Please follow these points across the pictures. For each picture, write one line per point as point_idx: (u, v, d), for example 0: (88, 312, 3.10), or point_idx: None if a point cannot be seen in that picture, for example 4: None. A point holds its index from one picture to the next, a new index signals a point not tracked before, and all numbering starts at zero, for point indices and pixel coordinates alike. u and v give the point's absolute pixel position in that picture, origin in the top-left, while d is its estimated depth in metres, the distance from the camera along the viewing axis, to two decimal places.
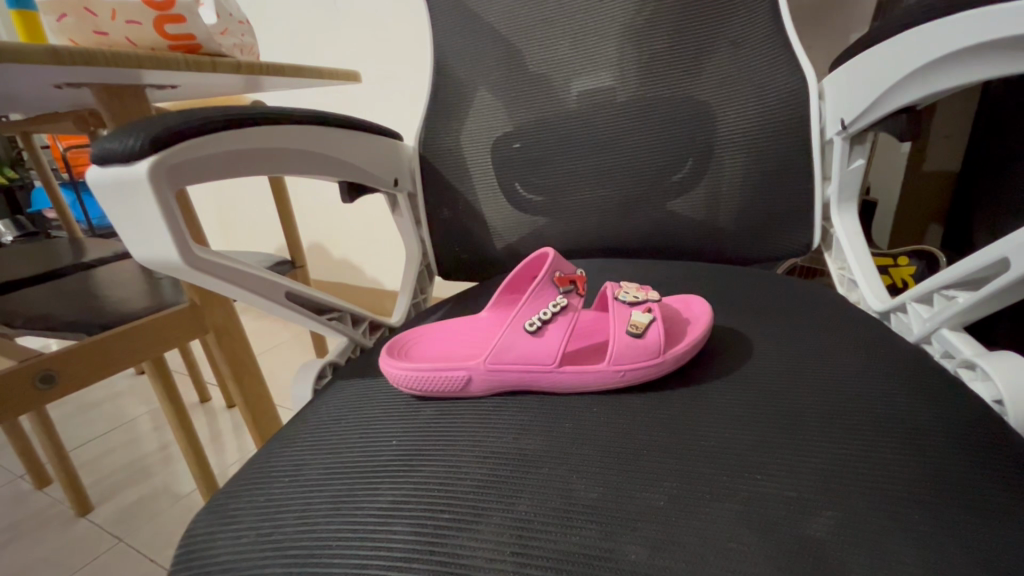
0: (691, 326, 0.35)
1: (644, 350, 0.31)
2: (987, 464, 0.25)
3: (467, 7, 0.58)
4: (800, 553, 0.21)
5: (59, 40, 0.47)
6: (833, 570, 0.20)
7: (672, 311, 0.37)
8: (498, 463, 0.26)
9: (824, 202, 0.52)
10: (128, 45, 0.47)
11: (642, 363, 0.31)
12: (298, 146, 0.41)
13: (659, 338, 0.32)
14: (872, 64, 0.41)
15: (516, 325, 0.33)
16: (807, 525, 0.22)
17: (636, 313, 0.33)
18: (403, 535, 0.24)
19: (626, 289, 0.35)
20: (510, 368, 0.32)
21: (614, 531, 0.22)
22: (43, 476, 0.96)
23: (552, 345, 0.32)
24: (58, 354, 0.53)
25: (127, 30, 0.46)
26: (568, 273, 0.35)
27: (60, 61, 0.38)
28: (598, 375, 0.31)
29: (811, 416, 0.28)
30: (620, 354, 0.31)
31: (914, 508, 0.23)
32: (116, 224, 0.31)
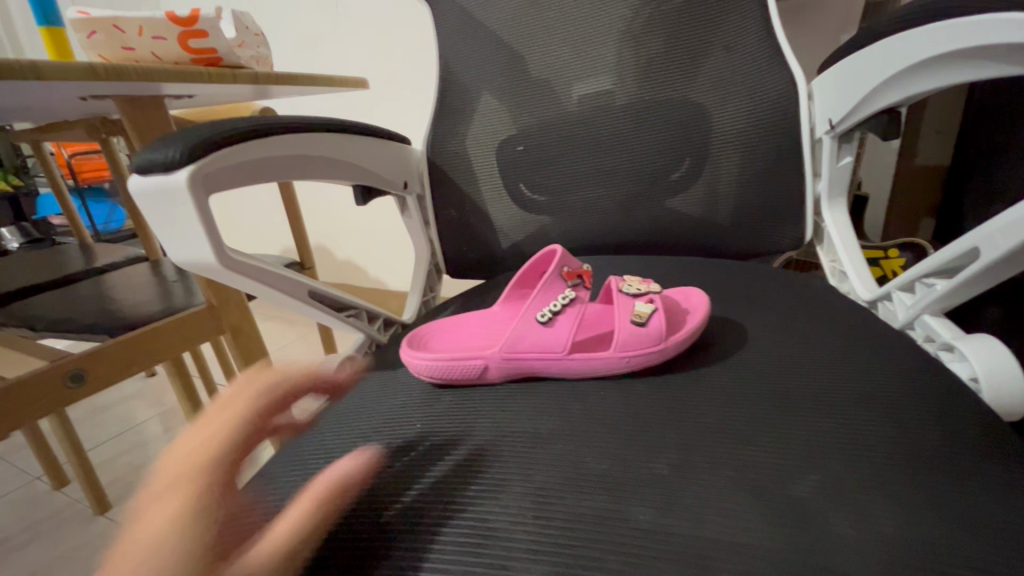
0: (690, 315, 0.38)
1: (648, 337, 0.34)
2: (960, 434, 0.27)
3: (472, 15, 0.61)
4: (788, 511, 0.23)
5: (86, 56, 0.49)
6: (818, 524, 0.23)
7: (672, 302, 0.40)
8: (516, 441, 0.29)
9: (815, 198, 0.54)
10: (153, 59, 0.50)
11: (646, 350, 0.33)
12: (317, 152, 0.43)
13: (661, 327, 0.34)
14: (856, 67, 0.44)
15: (529, 317, 0.35)
16: (795, 487, 0.24)
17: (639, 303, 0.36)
18: (430, 505, 0.26)
19: (629, 282, 0.38)
20: (524, 356, 0.34)
21: (622, 497, 0.25)
22: (60, 476, 0.99)
23: (562, 334, 0.34)
24: (86, 353, 0.56)
25: (153, 46, 0.48)
26: (575, 268, 0.39)
27: (96, 77, 0.41)
28: (605, 361, 0.33)
29: (801, 394, 0.30)
30: (625, 341, 0.33)
31: (892, 471, 0.25)
32: (155, 228, 0.33)
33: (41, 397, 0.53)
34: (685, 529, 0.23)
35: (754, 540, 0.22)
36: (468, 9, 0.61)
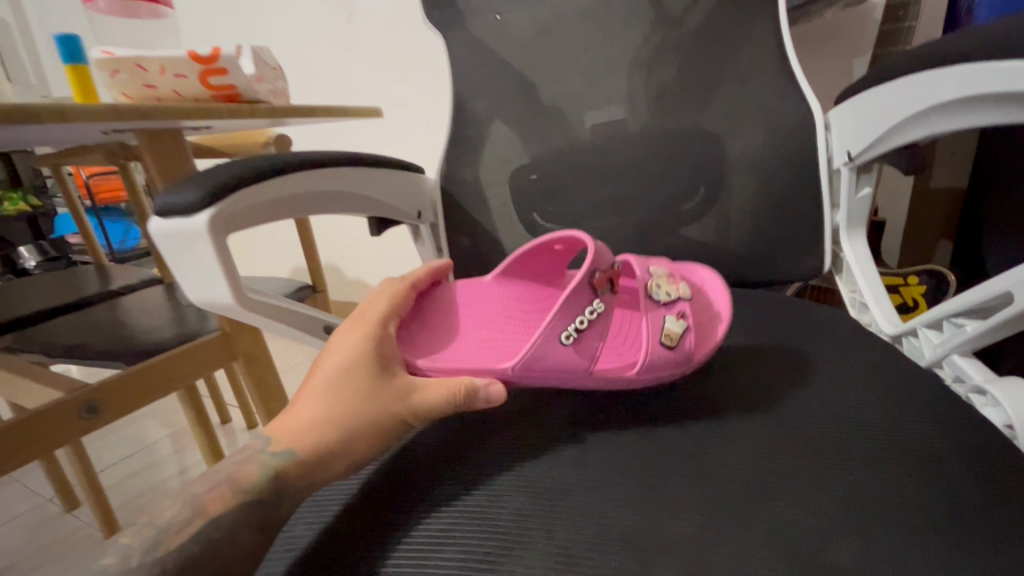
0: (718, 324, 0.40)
1: (672, 361, 0.35)
2: (995, 491, 0.26)
3: (486, 48, 0.62)
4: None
5: (107, 94, 0.50)
6: None
7: (699, 306, 0.42)
8: (535, 490, 0.28)
9: (834, 227, 0.54)
10: (174, 96, 0.50)
11: (672, 371, 0.35)
12: (334, 186, 0.44)
13: (689, 346, 0.36)
14: (877, 101, 0.44)
15: (552, 334, 0.35)
16: (829, 552, 0.24)
17: (670, 319, 0.37)
18: (452, 560, 0.26)
19: (659, 285, 0.38)
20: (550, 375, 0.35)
21: (648, 559, 0.24)
22: (71, 498, 0.98)
23: (589, 356, 0.35)
24: (102, 384, 0.56)
25: (174, 83, 0.49)
26: (606, 272, 0.37)
27: (120, 116, 0.42)
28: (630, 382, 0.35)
29: (827, 445, 0.29)
30: (654, 360, 0.35)
31: (927, 534, 0.24)
32: (174, 269, 0.34)
33: (58, 427, 0.54)
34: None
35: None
36: (481, 41, 0.62)
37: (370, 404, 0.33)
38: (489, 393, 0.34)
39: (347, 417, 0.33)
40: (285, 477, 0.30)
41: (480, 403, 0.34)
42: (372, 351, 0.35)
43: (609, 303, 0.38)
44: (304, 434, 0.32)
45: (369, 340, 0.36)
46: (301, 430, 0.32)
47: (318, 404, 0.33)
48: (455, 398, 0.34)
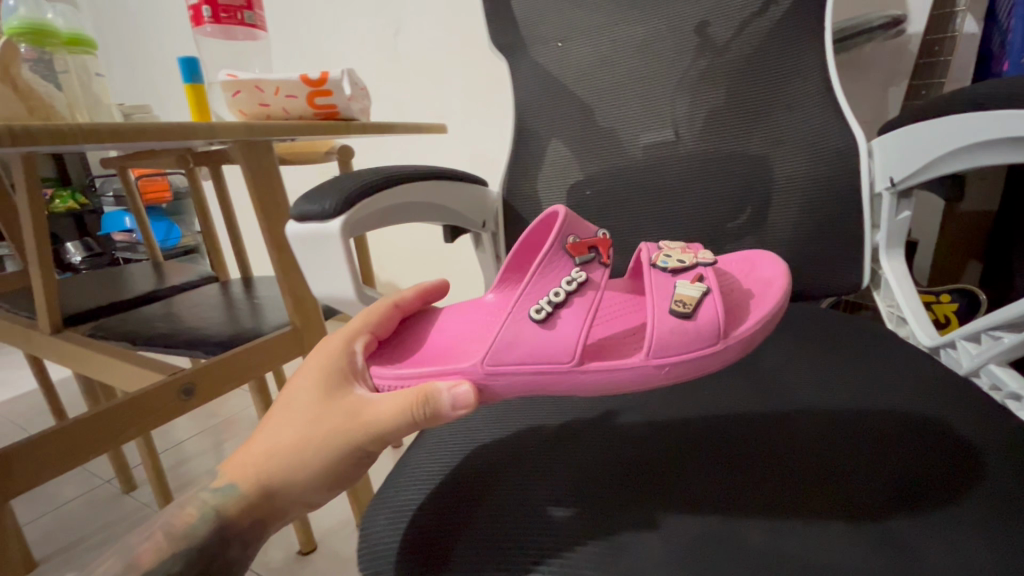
0: (757, 301, 0.41)
1: (687, 342, 0.38)
2: (1006, 487, 0.33)
3: (547, 72, 0.67)
4: (883, 539, 0.30)
5: (228, 111, 0.58)
6: (910, 548, 0.30)
7: (738, 283, 0.44)
8: (627, 467, 0.36)
9: (873, 247, 0.57)
10: (283, 113, 0.57)
11: (703, 346, 0.38)
12: (427, 197, 0.49)
13: (711, 316, 0.38)
14: (918, 136, 0.48)
15: (519, 322, 0.39)
16: (888, 519, 0.31)
17: (686, 286, 0.40)
18: (562, 516, 0.34)
19: (668, 255, 0.42)
20: (525, 363, 0.38)
21: (741, 516, 0.32)
22: (130, 480, 1.07)
23: (569, 337, 0.38)
24: (197, 368, 0.62)
25: (285, 102, 0.56)
26: (579, 252, 0.40)
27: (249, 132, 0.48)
28: (646, 364, 0.38)
29: (886, 437, 0.37)
30: (669, 336, 0.38)
31: (963, 507, 0.32)
32: (305, 266, 0.39)
33: (161, 406, 0.59)
34: (793, 553, 0.30)
35: (852, 567, 0.29)
36: (544, 66, 0.67)
37: (325, 429, 0.39)
38: (455, 397, 0.37)
39: (303, 445, 0.39)
40: (227, 512, 0.37)
41: (445, 406, 0.37)
42: (328, 379, 0.41)
43: (596, 272, 0.41)
44: (251, 470, 0.39)
45: (328, 368, 0.41)
46: (258, 462, 0.39)
47: (277, 437, 0.40)
48: (409, 413, 0.37)
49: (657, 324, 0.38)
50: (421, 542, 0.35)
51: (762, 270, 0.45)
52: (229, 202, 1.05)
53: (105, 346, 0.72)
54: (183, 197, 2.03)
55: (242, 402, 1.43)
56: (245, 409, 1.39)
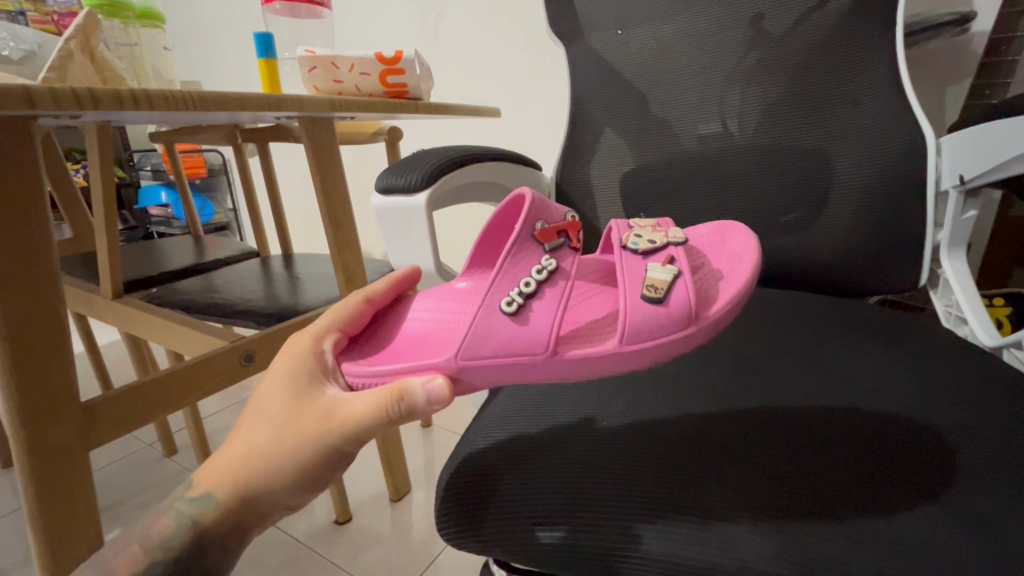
0: (726, 280, 0.41)
1: (662, 324, 0.37)
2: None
3: (605, 60, 0.68)
4: (976, 527, 0.29)
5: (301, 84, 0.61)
6: (1003, 539, 0.29)
7: (706, 260, 0.43)
8: (701, 444, 0.35)
9: (934, 245, 0.57)
10: (354, 91, 0.59)
11: (674, 330, 0.37)
12: (495, 178, 0.50)
13: (685, 301, 0.38)
14: (997, 132, 0.48)
15: (491, 311, 0.38)
16: (976, 505, 0.31)
17: (657, 269, 0.39)
18: (637, 492, 0.33)
19: (638, 236, 0.42)
20: (497, 354, 0.38)
21: (824, 497, 0.31)
22: (172, 445, 1.12)
23: (540, 325, 0.38)
24: (255, 338, 0.66)
25: (358, 79, 0.58)
26: (545, 231, 0.40)
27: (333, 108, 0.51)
28: (619, 351, 0.37)
29: (961, 426, 0.36)
30: (641, 322, 0.37)
31: None
32: (387, 236, 0.41)
33: (224, 372, 0.63)
34: (882, 527, 0.29)
35: (942, 546, 0.28)
36: (602, 54, 0.68)
37: (297, 431, 0.39)
38: (429, 392, 0.37)
39: (276, 449, 0.39)
40: (204, 520, 0.38)
41: (415, 403, 0.36)
42: (298, 383, 0.41)
43: (565, 257, 0.40)
44: (227, 476, 0.40)
45: (296, 370, 0.41)
46: (229, 469, 0.40)
47: (249, 441, 0.40)
48: (380, 413, 0.37)
49: (629, 310, 0.37)
50: (487, 504, 0.35)
51: (731, 246, 0.44)
52: (274, 178, 1.07)
53: (163, 313, 0.75)
54: (217, 174, 2.06)
55: None
56: None
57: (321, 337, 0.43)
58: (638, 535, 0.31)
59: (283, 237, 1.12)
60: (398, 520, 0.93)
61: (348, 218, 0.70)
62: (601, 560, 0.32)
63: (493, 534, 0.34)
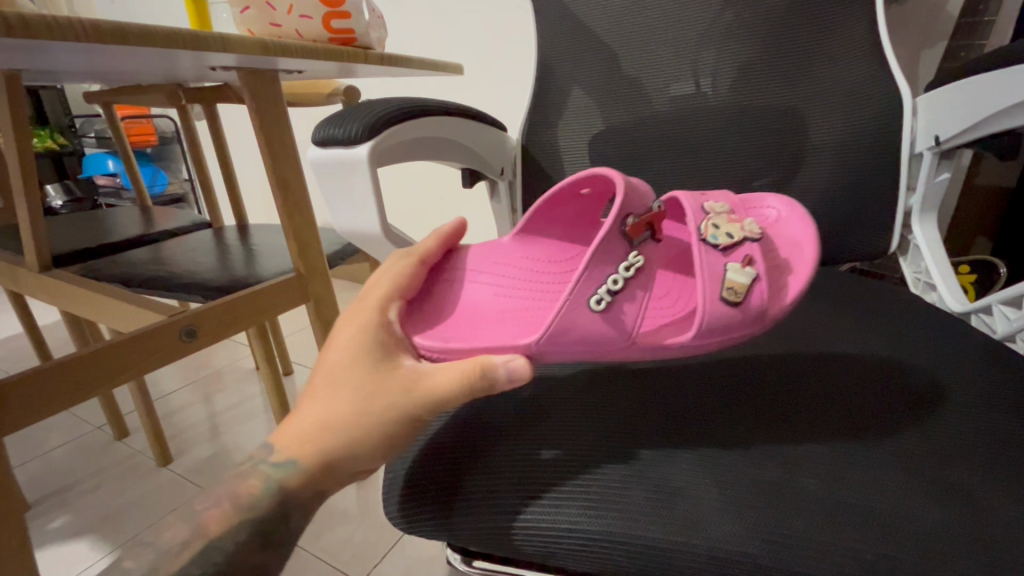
0: (788, 270, 0.40)
1: (743, 321, 0.35)
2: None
3: (574, 14, 0.63)
4: (952, 495, 0.27)
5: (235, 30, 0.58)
6: (978, 507, 0.27)
7: (771, 248, 0.41)
8: (669, 418, 0.33)
9: (906, 210, 0.55)
10: (295, 36, 0.56)
11: (748, 328, 0.36)
12: (454, 135, 0.46)
13: (760, 303, 0.36)
14: (973, 89, 0.46)
15: (580, 304, 0.35)
16: (950, 472, 0.28)
17: (736, 270, 0.36)
18: (605, 467, 0.30)
19: (717, 228, 0.38)
20: (574, 350, 0.36)
21: (793, 467, 0.29)
22: (123, 428, 1.06)
23: (622, 322, 0.36)
24: (196, 312, 0.61)
25: (298, 23, 0.55)
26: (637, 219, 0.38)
27: (267, 52, 0.47)
28: (692, 347, 0.36)
29: (934, 389, 0.34)
30: (721, 321, 0.35)
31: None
32: (328, 195, 0.38)
33: (163, 348, 0.59)
34: (857, 501, 0.27)
35: (920, 520, 0.26)
36: (571, 8, 0.63)
37: (375, 402, 0.33)
38: (511, 370, 0.33)
39: (354, 422, 0.33)
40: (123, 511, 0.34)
41: (501, 379, 0.32)
42: (369, 353, 0.35)
43: (649, 253, 0.38)
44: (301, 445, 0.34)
45: (365, 340, 0.36)
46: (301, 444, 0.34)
47: (324, 411, 0.34)
48: (465, 389, 0.32)
49: (708, 310, 0.35)
50: (444, 485, 0.32)
51: (789, 229, 0.43)
52: (224, 142, 1.00)
53: (97, 285, 0.69)
54: (169, 142, 1.94)
55: (233, 354, 1.41)
56: (237, 361, 1.37)
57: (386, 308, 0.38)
58: (597, 513, 0.28)
59: (237, 206, 1.05)
60: (364, 499, 0.90)
61: (302, 184, 0.65)
62: (559, 543, 0.28)
63: (447, 520, 0.31)
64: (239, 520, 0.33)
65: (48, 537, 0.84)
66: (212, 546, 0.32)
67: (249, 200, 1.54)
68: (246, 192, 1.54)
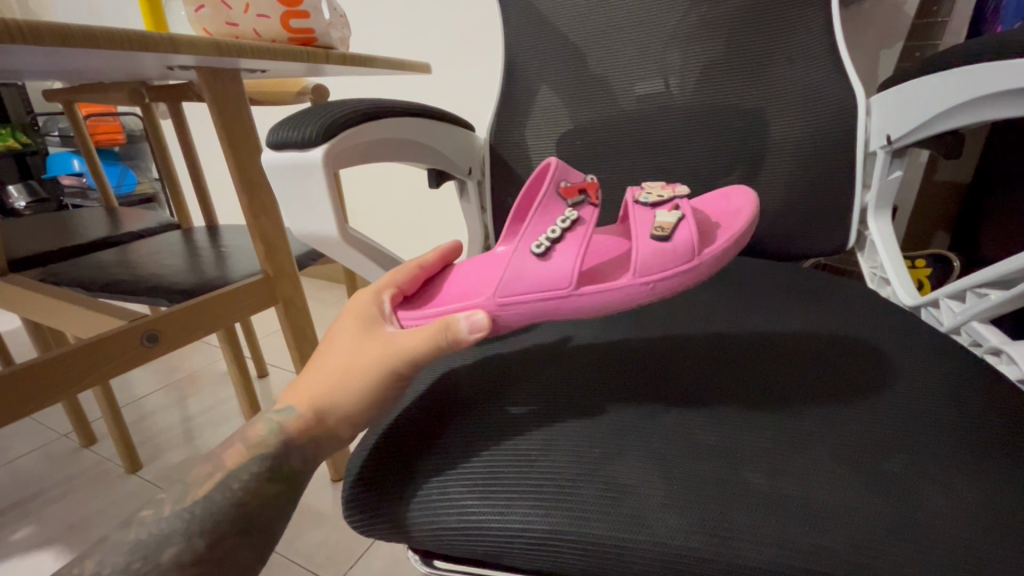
0: (722, 229, 0.39)
1: (674, 257, 0.36)
2: (982, 420, 0.33)
3: (540, 13, 0.64)
4: (888, 486, 0.28)
5: (192, 30, 0.57)
6: (912, 495, 0.28)
7: (710, 213, 0.41)
8: (624, 414, 0.33)
9: (862, 207, 0.57)
10: (253, 35, 0.55)
11: (681, 266, 0.36)
12: (416, 137, 0.46)
13: (690, 239, 0.36)
14: (926, 90, 0.47)
15: (523, 251, 0.37)
16: (888, 463, 0.29)
17: (663, 214, 0.38)
18: (561, 464, 0.30)
19: (649, 191, 0.40)
20: (528, 296, 0.36)
21: (739, 463, 0.29)
22: (90, 435, 1.03)
23: (564, 265, 0.36)
24: (158, 316, 0.59)
25: (257, 23, 0.55)
26: (577, 181, 0.40)
27: (222, 52, 0.46)
28: (633, 285, 0.36)
29: (880, 379, 0.35)
30: (651, 257, 0.36)
31: (965, 455, 0.30)
32: (284, 197, 0.37)
33: (123, 354, 0.57)
34: (798, 494, 0.28)
35: (856, 511, 0.27)
36: (538, 7, 0.64)
37: (361, 360, 0.36)
38: (472, 324, 0.34)
39: (339, 383, 0.36)
40: None
41: (463, 332, 0.34)
42: (361, 328, 0.38)
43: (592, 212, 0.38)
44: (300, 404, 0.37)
45: (360, 319, 0.38)
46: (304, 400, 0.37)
47: (320, 372, 0.37)
48: (432, 340, 0.34)
49: (637, 248, 0.36)
50: (405, 484, 0.32)
51: (733, 203, 0.42)
52: (191, 141, 0.98)
53: (56, 291, 0.67)
54: (137, 141, 1.89)
55: (207, 357, 1.38)
56: (211, 364, 1.35)
57: (381, 291, 0.40)
58: (548, 512, 0.29)
59: (206, 206, 1.03)
60: (340, 501, 0.90)
61: (266, 182, 0.64)
62: (515, 540, 0.29)
63: (404, 520, 0.31)
64: (250, 454, 0.34)
65: (12, 549, 0.82)
66: (229, 476, 0.33)
67: (220, 199, 1.51)
68: (218, 192, 1.51)
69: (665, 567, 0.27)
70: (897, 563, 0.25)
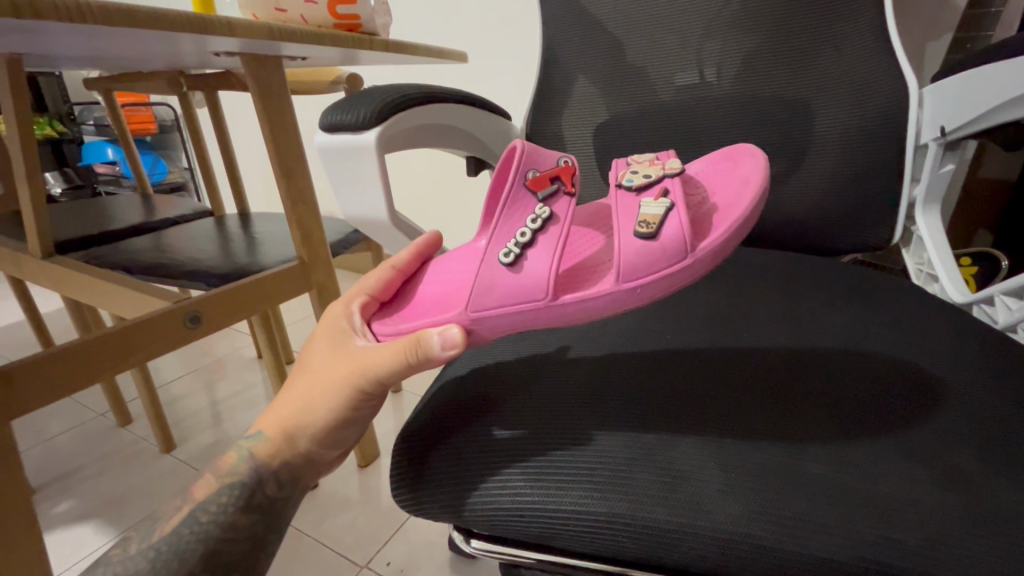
0: (721, 216, 0.35)
1: (661, 258, 0.33)
2: None
3: (579, 2, 0.63)
4: (955, 480, 0.27)
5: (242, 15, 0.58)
6: (979, 490, 0.27)
7: (711, 190, 0.38)
8: (676, 400, 0.33)
9: (910, 201, 0.56)
10: (300, 21, 0.56)
11: (672, 264, 0.33)
12: (459, 123, 0.46)
13: (679, 233, 0.33)
14: (979, 81, 0.46)
15: (492, 260, 0.35)
16: (954, 456, 0.29)
17: (650, 204, 0.35)
18: (615, 447, 0.30)
19: (634, 172, 0.37)
20: (501, 308, 0.35)
21: (798, 452, 0.29)
22: (126, 415, 1.07)
23: (538, 272, 0.34)
24: (200, 298, 0.61)
25: (304, 9, 0.55)
26: (545, 169, 0.37)
27: (273, 37, 0.47)
28: (618, 291, 0.34)
29: (938, 372, 0.35)
30: (634, 258, 0.34)
31: None
32: (335, 181, 0.38)
33: (166, 334, 0.59)
34: (859, 484, 0.27)
35: (922, 504, 0.26)
36: None
37: (331, 378, 0.37)
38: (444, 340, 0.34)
39: (310, 400, 0.38)
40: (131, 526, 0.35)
41: (432, 352, 0.34)
42: (332, 343, 0.39)
43: (566, 205, 0.36)
44: (276, 419, 0.40)
45: (330, 335, 0.40)
46: (280, 417, 0.39)
47: (297, 390, 0.39)
48: (406, 356, 0.34)
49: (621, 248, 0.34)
50: (456, 470, 0.32)
51: (740, 167, 0.38)
52: (226, 129, 1.00)
53: (100, 271, 0.69)
54: (168, 130, 1.94)
55: (234, 343, 1.41)
56: (238, 350, 1.37)
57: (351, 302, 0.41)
58: (602, 495, 0.29)
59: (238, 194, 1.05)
60: (365, 486, 0.91)
61: (302, 163, 0.65)
62: (577, 525, 0.29)
63: (456, 504, 0.31)
64: (217, 485, 0.38)
65: (52, 522, 0.85)
66: (197, 509, 0.36)
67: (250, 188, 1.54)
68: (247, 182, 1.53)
69: (725, 553, 0.26)
70: (967, 558, 0.25)
